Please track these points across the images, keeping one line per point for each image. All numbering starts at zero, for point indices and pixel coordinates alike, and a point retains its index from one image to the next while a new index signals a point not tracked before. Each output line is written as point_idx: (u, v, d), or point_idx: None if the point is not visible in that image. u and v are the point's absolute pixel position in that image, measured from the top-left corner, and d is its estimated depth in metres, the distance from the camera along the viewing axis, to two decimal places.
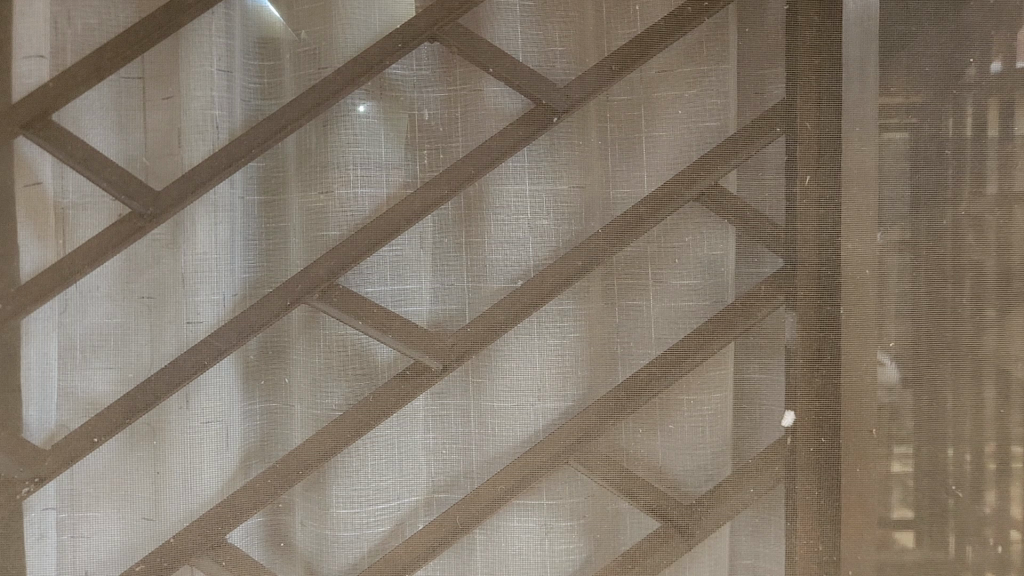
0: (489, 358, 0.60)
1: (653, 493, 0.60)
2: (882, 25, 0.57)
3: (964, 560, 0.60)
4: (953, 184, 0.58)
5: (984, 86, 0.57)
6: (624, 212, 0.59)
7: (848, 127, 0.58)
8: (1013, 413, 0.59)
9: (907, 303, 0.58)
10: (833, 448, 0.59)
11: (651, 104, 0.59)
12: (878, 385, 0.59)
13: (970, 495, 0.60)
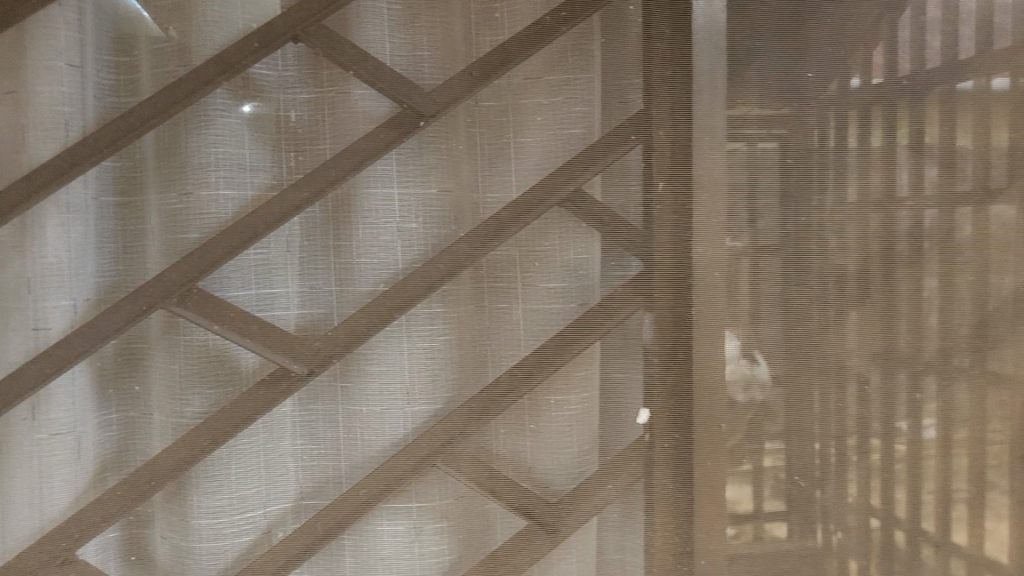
0: (357, 361, 0.59)
1: (518, 492, 0.61)
2: (740, 38, 0.60)
3: (821, 548, 0.62)
4: (816, 189, 0.60)
5: (843, 97, 0.60)
6: (492, 214, 0.60)
7: (699, 135, 0.60)
8: (872, 409, 0.62)
9: (765, 302, 0.61)
10: (687, 443, 0.61)
11: (517, 110, 0.60)
12: (739, 381, 0.61)
13: (834, 487, 0.62)
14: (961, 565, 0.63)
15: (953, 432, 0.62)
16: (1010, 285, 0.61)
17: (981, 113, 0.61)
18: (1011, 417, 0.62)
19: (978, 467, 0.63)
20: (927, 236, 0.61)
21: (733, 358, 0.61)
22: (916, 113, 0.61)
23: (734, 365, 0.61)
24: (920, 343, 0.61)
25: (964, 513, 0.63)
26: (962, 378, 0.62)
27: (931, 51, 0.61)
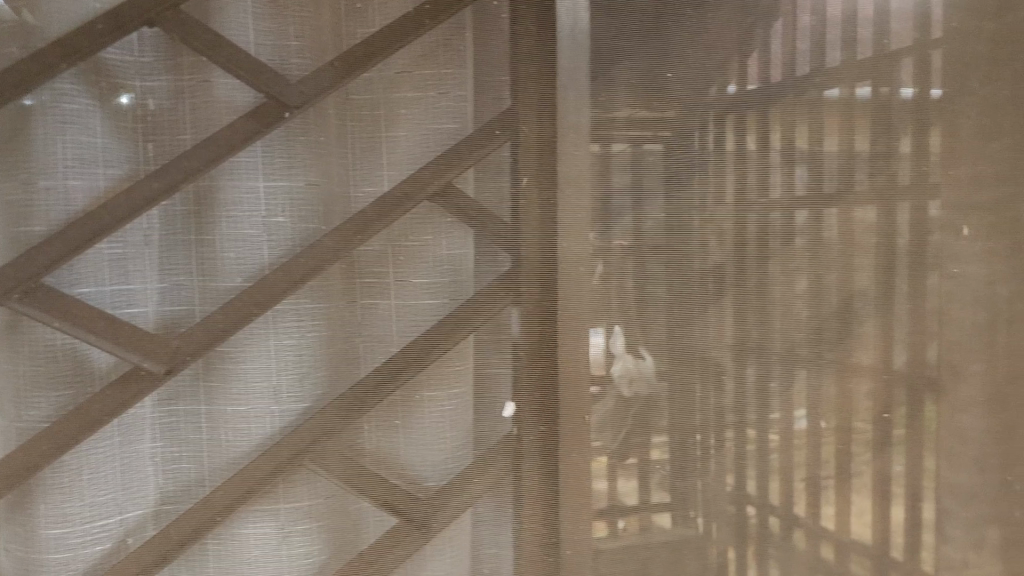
0: (221, 360, 0.58)
1: (384, 487, 0.60)
2: (619, 41, 0.61)
3: (697, 535, 0.64)
4: (691, 188, 0.62)
5: (722, 102, 0.63)
6: (363, 209, 0.59)
7: (564, 132, 0.61)
8: (750, 402, 0.64)
9: (653, 300, 0.62)
10: (552, 435, 0.62)
11: (390, 104, 0.60)
12: (625, 377, 0.62)
13: (712, 477, 0.64)
14: (829, 547, 0.67)
15: (822, 420, 0.65)
16: (874, 281, 0.65)
17: (847, 116, 0.64)
18: (874, 405, 0.66)
19: (845, 452, 0.66)
20: (800, 235, 0.64)
21: (622, 354, 0.62)
22: (788, 117, 0.63)
23: (623, 362, 0.62)
24: (791, 336, 0.64)
25: (832, 498, 0.66)
26: (831, 370, 0.65)
27: (800, 57, 0.63)
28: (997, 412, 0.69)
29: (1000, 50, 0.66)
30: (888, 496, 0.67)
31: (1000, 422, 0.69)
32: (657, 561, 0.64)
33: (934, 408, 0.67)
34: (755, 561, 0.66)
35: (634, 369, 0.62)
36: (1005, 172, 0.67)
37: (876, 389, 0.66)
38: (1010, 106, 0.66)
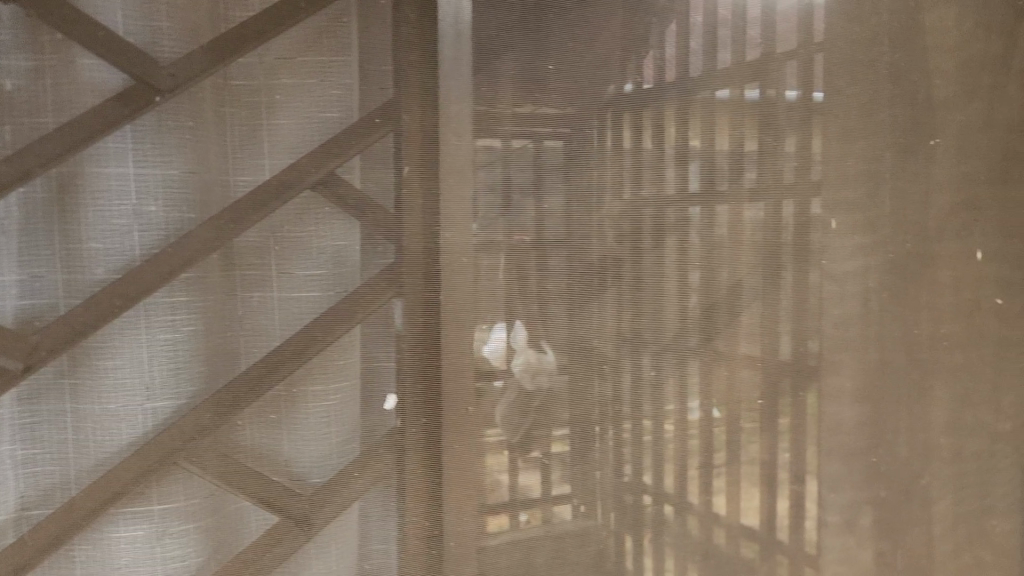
0: (89, 355, 0.55)
1: (260, 483, 0.59)
2: (518, 38, 0.62)
3: (594, 524, 0.66)
4: (569, 181, 0.63)
5: (618, 101, 0.64)
6: (242, 198, 0.57)
7: (445, 122, 0.60)
8: (647, 395, 0.66)
9: (553, 294, 0.64)
10: (433, 426, 0.62)
11: (270, 91, 0.58)
12: (528, 369, 0.63)
13: (610, 467, 0.66)
14: (721, 533, 0.69)
15: (713, 408, 0.67)
16: (762, 275, 0.68)
17: (739, 118, 0.66)
18: (761, 392, 0.69)
19: (735, 439, 0.68)
20: (693, 231, 0.66)
21: (523, 346, 0.63)
22: (681, 116, 0.65)
23: (525, 355, 0.63)
24: (683, 328, 0.66)
25: (723, 485, 0.69)
26: (723, 361, 0.68)
27: (694, 58, 0.65)
28: (870, 397, 0.73)
29: (874, 56, 0.70)
30: (777, 482, 0.70)
31: (872, 408, 0.73)
32: (556, 552, 0.65)
33: (816, 396, 0.70)
34: (651, 549, 0.67)
35: (536, 362, 0.64)
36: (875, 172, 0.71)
37: (763, 378, 0.68)
38: (880, 108, 0.71)
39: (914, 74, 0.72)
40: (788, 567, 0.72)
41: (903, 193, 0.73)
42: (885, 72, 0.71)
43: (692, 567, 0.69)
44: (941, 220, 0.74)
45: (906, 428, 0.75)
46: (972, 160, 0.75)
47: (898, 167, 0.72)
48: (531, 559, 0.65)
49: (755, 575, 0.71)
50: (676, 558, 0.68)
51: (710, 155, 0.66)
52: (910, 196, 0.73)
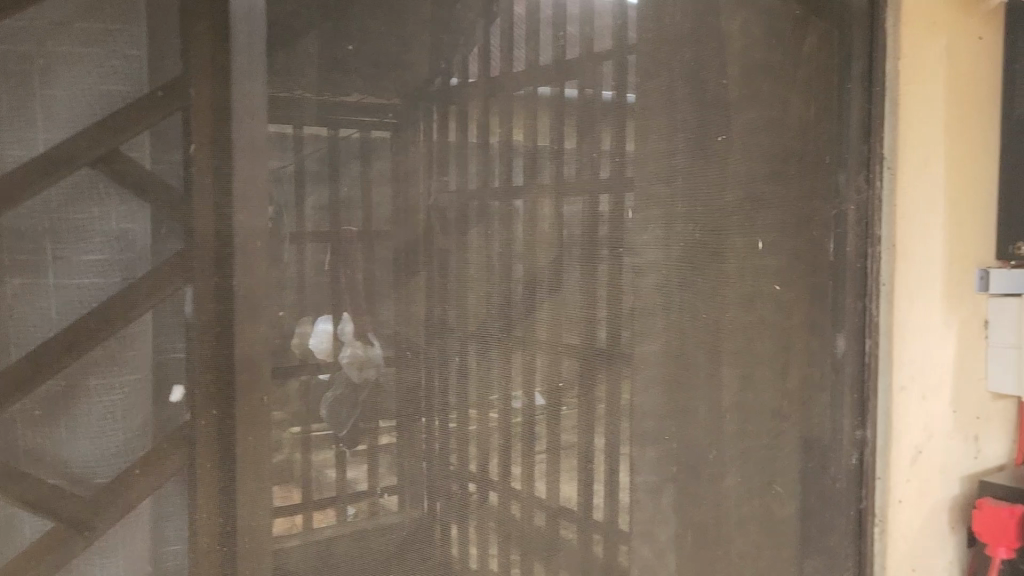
0: None
1: (35, 479, 0.57)
2: (324, 27, 0.66)
3: (419, 521, 0.72)
4: (375, 168, 0.68)
5: (444, 94, 0.71)
6: (12, 174, 0.55)
7: (237, 98, 0.62)
8: (470, 379, 0.74)
9: (382, 285, 0.69)
10: (225, 418, 0.63)
11: (47, 58, 0.56)
12: (354, 361, 0.68)
13: (436, 460, 0.73)
14: (542, 514, 0.80)
15: (534, 395, 0.78)
16: (579, 272, 0.80)
17: (557, 116, 0.78)
18: (575, 375, 0.81)
19: (555, 426, 0.80)
20: (515, 241, 0.76)
21: (350, 340, 0.68)
22: (505, 112, 0.75)
23: (352, 347, 0.68)
24: (508, 323, 0.76)
25: (544, 470, 0.79)
26: (542, 352, 0.79)
27: (517, 53, 0.75)
28: (670, 378, 0.87)
29: (674, 65, 0.85)
30: (592, 462, 0.82)
31: (673, 384, 0.88)
32: (362, 539, 0.70)
33: (628, 383, 0.84)
34: (476, 536, 0.76)
35: (365, 354, 0.68)
36: (683, 173, 0.86)
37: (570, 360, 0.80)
38: (680, 108, 0.86)
39: (702, 75, 0.88)
40: (603, 545, 0.84)
41: (704, 194, 0.88)
42: (682, 84, 0.86)
43: (515, 551, 0.79)
44: (733, 216, 0.92)
45: (702, 409, 0.91)
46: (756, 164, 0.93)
47: (691, 170, 0.87)
48: (329, 549, 0.68)
49: (572, 553, 0.82)
50: (501, 543, 0.78)
51: (533, 156, 0.77)
52: (709, 191, 0.89)
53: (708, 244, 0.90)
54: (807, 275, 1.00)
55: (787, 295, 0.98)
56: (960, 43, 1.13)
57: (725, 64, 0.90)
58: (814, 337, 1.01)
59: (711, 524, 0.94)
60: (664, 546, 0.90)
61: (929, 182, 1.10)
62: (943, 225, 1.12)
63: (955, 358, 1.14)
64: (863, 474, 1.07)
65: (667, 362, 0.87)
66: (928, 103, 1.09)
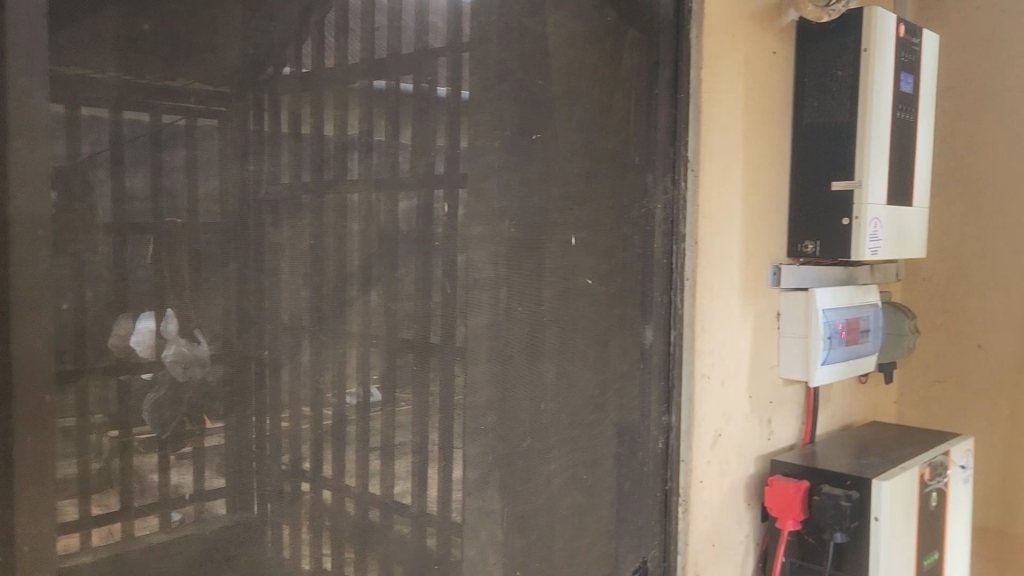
0: None
1: None
2: (120, 8, 0.79)
3: (236, 520, 0.90)
4: (206, 152, 0.85)
5: (261, 86, 0.89)
6: None
7: (14, 78, 0.73)
8: (303, 375, 0.95)
9: (204, 283, 0.85)
10: (4, 418, 0.73)
11: None
12: (180, 360, 0.84)
13: (269, 459, 0.92)
14: (376, 509, 1.04)
15: (368, 388, 1.02)
16: (411, 268, 1.06)
17: (393, 111, 1.03)
18: (410, 370, 1.06)
19: (391, 420, 1.04)
20: (348, 254, 0.98)
21: (175, 338, 0.84)
22: (341, 103, 0.96)
23: (176, 345, 0.84)
24: (342, 323, 0.98)
25: (380, 470, 1.03)
26: (378, 346, 1.03)
27: (351, 50, 0.97)
28: (500, 367, 1.19)
29: (496, 70, 1.16)
30: (427, 450, 1.09)
31: (504, 369, 1.20)
32: (155, 547, 0.84)
33: (461, 370, 1.13)
34: (311, 538, 0.98)
35: (190, 352, 0.85)
36: (512, 162, 1.20)
37: (389, 348, 1.04)
38: (503, 105, 1.18)
39: (531, 81, 1.23)
40: (437, 536, 1.13)
41: (532, 180, 1.24)
42: (511, 88, 1.19)
43: (348, 543, 1.01)
44: (555, 211, 1.29)
45: (529, 396, 1.25)
46: (571, 169, 1.32)
47: (516, 164, 1.21)
48: (120, 556, 0.81)
49: (410, 542, 1.09)
50: (336, 536, 1.00)
51: (365, 144, 1.00)
52: (540, 184, 1.25)
53: (539, 226, 1.25)
54: (621, 267, 1.43)
55: (599, 283, 1.38)
56: (756, 68, 1.67)
57: (547, 73, 1.26)
58: (619, 320, 1.44)
59: (530, 512, 1.28)
60: (489, 523, 1.21)
61: (720, 187, 1.59)
62: (742, 229, 1.66)
63: (753, 343, 1.72)
64: (668, 457, 1.56)
65: (499, 342, 1.18)
66: (711, 118, 1.56)
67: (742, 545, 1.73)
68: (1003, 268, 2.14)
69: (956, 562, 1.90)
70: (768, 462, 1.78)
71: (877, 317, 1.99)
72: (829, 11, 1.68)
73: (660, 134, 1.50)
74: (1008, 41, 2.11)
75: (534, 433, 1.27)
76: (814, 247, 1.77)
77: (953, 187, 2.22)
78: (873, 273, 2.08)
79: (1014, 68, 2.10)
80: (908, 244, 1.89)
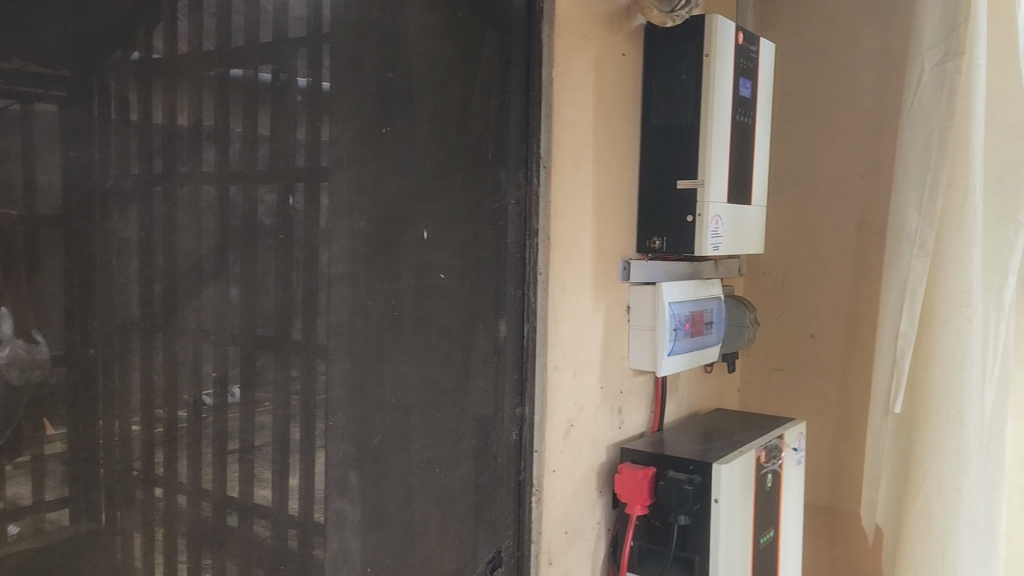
0: None
1: None
2: None
3: (80, 530, 0.88)
4: (42, 141, 0.83)
5: (101, 70, 0.86)
6: None
7: None
8: (156, 376, 0.94)
9: (44, 281, 0.83)
10: None
11: None
12: (17, 361, 0.81)
13: (119, 464, 0.91)
14: (235, 513, 1.04)
15: (226, 384, 1.02)
16: (271, 264, 1.06)
17: (251, 101, 1.03)
18: (272, 364, 1.07)
19: (250, 422, 1.05)
20: (202, 248, 0.98)
21: (11, 339, 0.80)
22: (196, 91, 0.96)
23: (13, 347, 0.81)
24: (196, 321, 0.98)
25: (238, 472, 1.04)
26: (233, 344, 1.02)
27: (208, 36, 0.97)
28: (358, 362, 1.20)
29: (355, 62, 1.18)
30: (288, 447, 1.10)
31: (363, 364, 1.21)
32: None
33: (323, 366, 1.14)
34: (165, 544, 0.97)
35: (27, 354, 0.82)
36: (372, 158, 1.22)
37: (248, 347, 1.04)
38: (363, 98, 1.19)
39: (389, 76, 1.24)
40: (298, 539, 1.13)
41: (389, 175, 1.25)
42: (372, 80, 1.21)
43: (206, 548, 1.01)
44: (411, 206, 1.31)
45: (387, 392, 1.27)
46: (428, 165, 1.34)
47: (377, 159, 1.23)
48: None
49: (270, 545, 1.09)
50: (191, 543, 0.99)
51: (223, 135, 1.00)
52: (402, 175, 1.28)
53: (396, 222, 1.27)
54: (476, 263, 1.46)
55: (452, 278, 1.40)
56: (607, 69, 1.74)
57: (407, 67, 1.28)
58: (474, 315, 1.47)
59: (391, 508, 1.30)
60: (351, 524, 1.22)
61: (572, 184, 1.65)
62: (593, 224, 1.72)
63: (604, 336, 1.78)
64: (520, 448, 1.60)
65: (356, 340, 1.19)
66: (565, 116, 1.61)
67: (593, 532, 1.79)
68: (829, 264, 2.31)
69: (790, 540, 2.03)
70: (619, 450, 1.85)
71: (719, 309, 2.11)
72: (674, 16, 1.72)
73: (513, 131, 1.54)
74: (835, 53, 2.29)
75: (385, 427, 1.27)
76: (660, 243, 1.85)
77: (788, 187, 2.38)
78: (716, 268, 2.18)
79: (839, 80, 2.28)
80: (745, 240, 2.01)
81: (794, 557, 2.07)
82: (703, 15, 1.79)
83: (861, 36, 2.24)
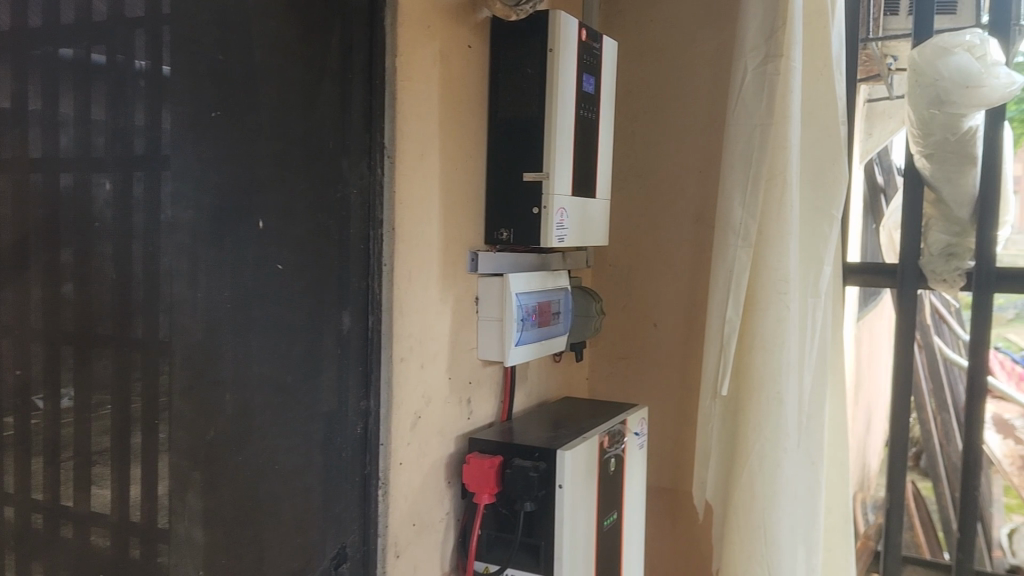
0: None
1: None
2: None
3: None
4: None
5: None
6: None
7: None
8: None
9: None
10: None
11: None
12: None
13: None
14: (69, 524, 0.97)
15: (60, 389, 0.95)
16: (105, 258, 1.00)
17: (83, 83, 0.96)
18: (111, 365, 1.01)
19: (85, 426, 0.98)
20: (25, 240, 0.91)
21: None
22: (20, 70, 0.90)
23: None
24: (23, 320, 0.91)
25: (71, 480, 0.97)
26: (66, 343, 0.95)
27: (31, 14, 0.91)
28: (198, 359, 1.14)
29: (196, 44, 1.11)
30: (129, 453, 1.04)
31: (203, 361, 1.15)
32: None
33: (166, 365, 1.09)
34: None
35: None
36: (215, 144, 1.16)
37: (80, 346, 0.97)
38: (204, 81, 1.13)
39: (233, 60, 1.19)
40: (138, 548, 1.07)
41: (233, 163, 1.20)
42: (214, 62, 1.15)
43: (35, 563, 0.94)
44: (255, 195, 1.25)
45: (230, 388, 1.22)
46: (273, 151, 1.29)
47: (221, 145, 1.17)
48: None
49: (106, 556, 1.03)
50: (20, 558, 0.93)
51: (52, 120, 0.93)
52: (244, 161, 1.22)
53: (239, 211, 1.22)
54: (320, 255, 1.42)
55: (293, 270, 1.35)
56: (454, 61, 1.74)
57: (252, 49, 1.23)
58: (320, 309, 1.43)
59: (233, 510, 1.24)
60: (191, 528, 1.16)
61: (417, 174, 1.64)
62: (439, 215, 1.71)
63: (452, 326, 1.79)
64: (367, 442, 1.57)
65: (196, 336, 1.14)
66: (409, 105, 1.60)
67: (442, 523, 1.79)
68: (668, 254, 2.41)
69: (632, 521, 2.11)
70: (467, 440, 1.86)
71: (565, 300, 2.16)
72: (517, 11, 1.74)
73: (361, 120, 1.51)
74: (672, 53, 2.39)
75: (221, 424, 1.20)
76: (508, 234, 1.87)
77: (630, 181, 2.46)
78: (562, 259, 2.24)
79: (676, 79, 2.39)
80: (589, 233, 2.07)
81: (636, 537, 2.15)
82: (548, 11, 1.82)
83: (695, 40, 2.36)
